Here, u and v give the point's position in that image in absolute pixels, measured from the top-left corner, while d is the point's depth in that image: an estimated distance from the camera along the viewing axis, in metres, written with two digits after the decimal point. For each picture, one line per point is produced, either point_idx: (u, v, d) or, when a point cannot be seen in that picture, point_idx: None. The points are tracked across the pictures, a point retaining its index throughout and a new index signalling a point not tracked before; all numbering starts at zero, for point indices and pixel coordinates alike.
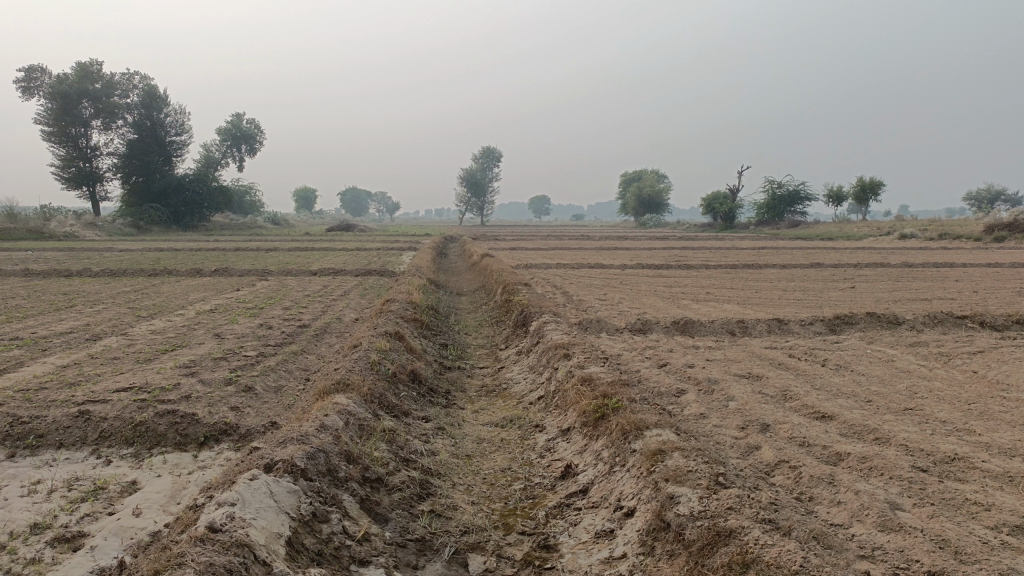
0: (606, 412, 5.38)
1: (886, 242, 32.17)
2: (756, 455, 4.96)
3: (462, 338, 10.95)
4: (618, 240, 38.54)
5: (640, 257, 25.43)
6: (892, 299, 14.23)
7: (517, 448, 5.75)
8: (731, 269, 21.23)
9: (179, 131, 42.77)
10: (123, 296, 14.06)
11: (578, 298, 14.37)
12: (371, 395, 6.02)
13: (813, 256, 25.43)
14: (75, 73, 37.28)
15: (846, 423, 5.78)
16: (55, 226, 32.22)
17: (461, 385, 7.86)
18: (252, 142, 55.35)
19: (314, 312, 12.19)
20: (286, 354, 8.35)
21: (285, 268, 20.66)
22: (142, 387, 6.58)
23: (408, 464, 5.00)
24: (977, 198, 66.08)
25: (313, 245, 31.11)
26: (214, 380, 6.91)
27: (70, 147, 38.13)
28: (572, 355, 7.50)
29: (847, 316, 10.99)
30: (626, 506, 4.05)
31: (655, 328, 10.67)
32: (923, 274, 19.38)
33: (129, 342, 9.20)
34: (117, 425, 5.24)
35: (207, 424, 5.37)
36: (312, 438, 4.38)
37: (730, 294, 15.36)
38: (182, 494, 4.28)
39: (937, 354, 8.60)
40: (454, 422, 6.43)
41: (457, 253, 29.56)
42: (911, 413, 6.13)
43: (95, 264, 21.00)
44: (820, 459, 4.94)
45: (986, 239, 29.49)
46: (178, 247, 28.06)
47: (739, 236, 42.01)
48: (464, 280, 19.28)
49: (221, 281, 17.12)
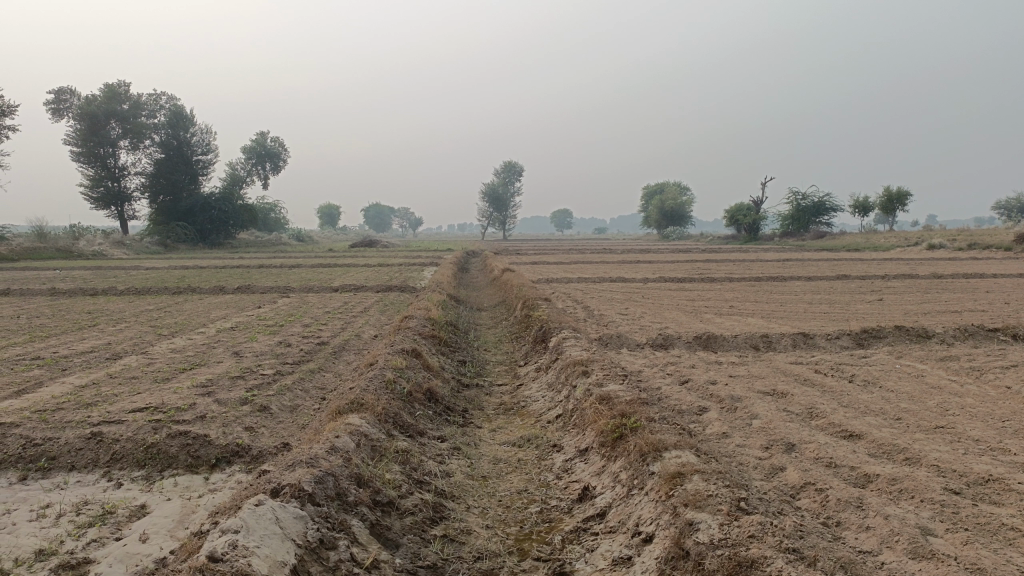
0: (624, 432, 5.24)
1: (914, 252, 31.64)
2: (780, 477, 4.80)
3: (481, 354, 10.85)
4: (641, 253, 38.31)
5: (662, 271, 25.19)
6: (921, 312, 13.91)
7: (534, 468, 5.62)
8: (754, 282, 20.94)
9: (205, 150, 43.32)
10: (145, 315, 14.14)
11: (599, 312, 14.23)
12: (386, 414, 5.94)
13: (839, 268, 25.04)
14: (104, 95, 37.91)
15: (874, 441, 5.59)
16: (84, 245, 32.70)
17: (479, 403, 7.76)
18: (276, 161, 55.94)
19: (333, 329, 12.17)
20: (303, 373, 8.29)
21: (307, 285, 20.73)
22: (157, 407, 6.55)
23: (421, 486, 4.89)
24: (1008, 207, 64.98)
25: (336, 262, 31.26)
26: (229, 399, 6.86)
27: (99, 167, 38.76)
28: (591, 372, 7.36)
29: (874, 330, 10.74)
30: (644, 532, 3.91)
31: (677, 343, 10.49)
32: (952, 285, 18.98)
33: (148, 361, 9.20)
34: (128, 446, 5.20)
35: (219, 445, 5.31)
36: (321, 461, 4.29)
37: (754, 308, 15.13)
38: (191, 519, 4.21)
39: (969, 369, 8.33)
40: (470, 441, 6.32)
41: (479, 267, 29.52)
42: (943, 431, 5.90)
43: (120, 282, 21.22)
44: (848, 481, 4.76)
45: (1016, 249, 28.91)
46: (203, 265, 28.35)
47: (762, 248, 41.59)
48: (485, 295, 19.22)
49: (243, 299, 17.21)
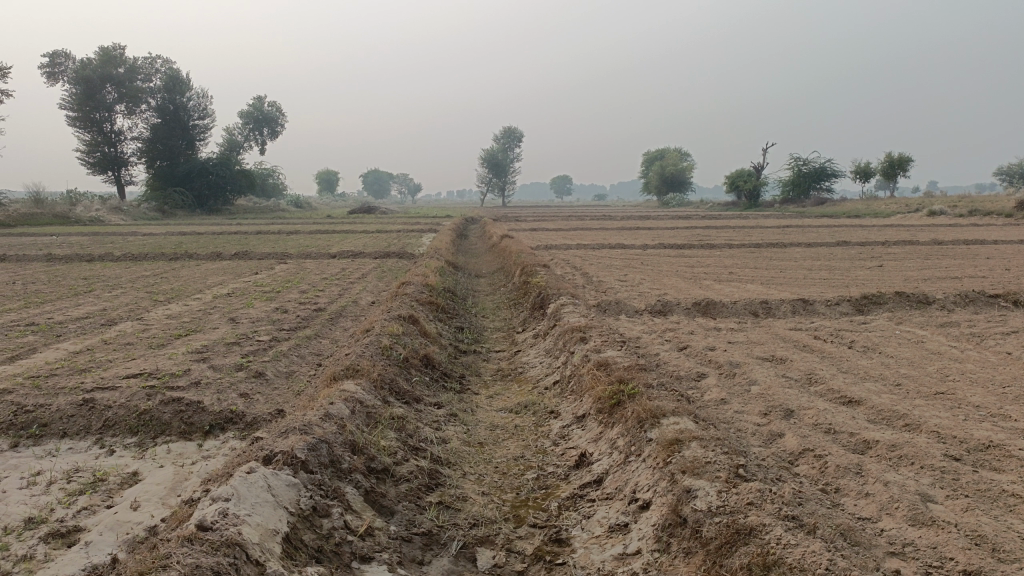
0: (622, 399, 5.18)
1: (915, 219, 31.47)
2: (779, 443, 4.75)
3: (479, 321, 10.79)
4: (641, 220, 38.11)
5: (662, 237, 25.07)
6: (921, 278, 13.83)
7: (530, 435, 5.58)
8: (754, 248, 20.82)
9: (201, 115, 42.85)
10: (142, 281, 14.04)
11: (597, 279, 14.14)
12: (382, 381, 5.88)
13: (839, 234, 24.91)
14: (99, 59, 37.36)
15: (873, 407, 5.55)
16: (82, 211, 32.48)
17: (476, 369, 7.71)
18: (274, 126, 55.35)
19: (330, 296, 12.09)
20: (299, 339, 8.23)
21: (304, 251, 20.61)
22: (151, 374, 6.50)
23: (416, 452, 4.85)
24: (1009, 172, 64.65)
25: (334, 228, 31.05)
26: (224, 366, 6.81)
27: (95, 132, 38.36)
28: (588, 338, 7.29)
29: (874, 296, 10.67)
30: (641, 499, 3.87)
31: (676, 309, 10.42)
32: (952, 252, 18.89)
33: (143, 327, 9.13)
34: (121, 413, 5.15)
35: (212, 412, 5.25)
36: (314, 428, 4.22)
37: (754, 274, 15.03)
38: (184, 486, 4.17)
39: (969, 335, 8.28)
40: (467, 408, 6.29)
41: (478, 234, 29.36)
42: (942, 397, 5.86)
43: (118, 248, 21.08)
44: (847, 447, 4.72)
45: (1017, 215, 28.74)
46: (201, 231, 28.18)
47: (762, 215, 41.36)
48: (483, 262, 19.11)
49: (241, 265, 17.11)
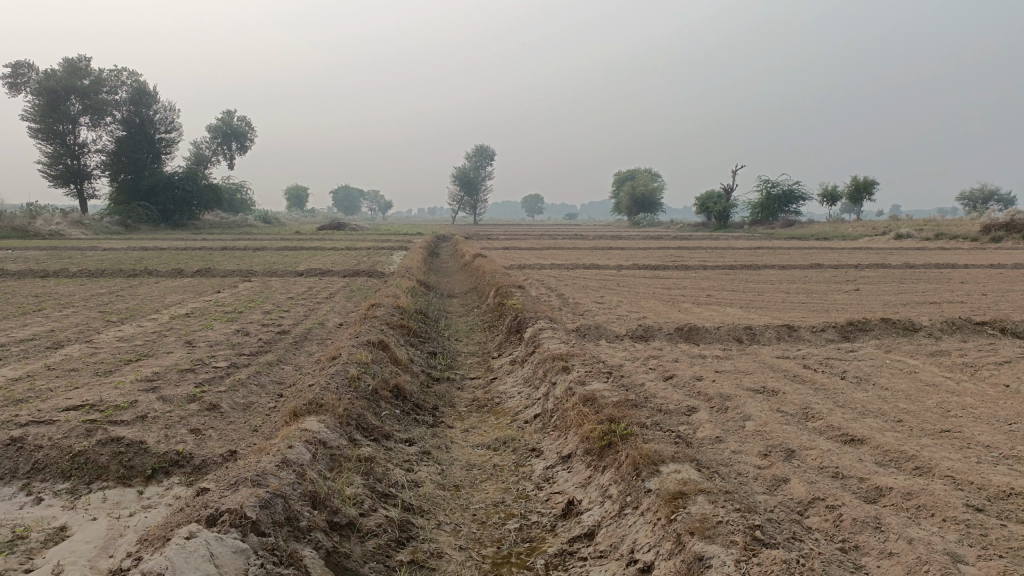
0: (613, 440, 4.73)
1: (882, 242, 31.78)
2: (785, 490, 4.35)
3: (452, 345, 10.28)
4: (612, 240, 37.97)
5: (636, 258, 24.85)
6: (900, 303, 13.66)
7: (510, 476, 5.10)
8: (729, 270, 20.62)
9: (168, 128, 41.95)
10: (96, 299, 13.32)
11: (574, 301, 13.77)
12: (348, 417, 5.37)
13: (810, 256, 24.85)
14: (63, 70, 36.48)
15: (879, 448, 5.17)
16: (41, 225, 31.38)
17: (450, 400, 7.22)
18: (243, 140, 54.45)
19: (295, 317, 11.50)
20: (260, 365, 7.66)
21: (270, 268, 19.95)
22: (94, 406, 5.90)
23: (386, 500, 4.35)
24: (971, 197, 65.99)
25: (303, 244, 30.47)
26: (175, 397, 6.22)
27: (58, 144, 37.24)
28: (571, 368, 6.86)
29: (861, 322, 10.37)
30: (642, 561, 3.41)
31: (658, 335, 10.03)
32: (926, 275, 18.89)
33: (92, 351, 8.48)
34: (52, 455, 4.58)
35: (156, 453, 4.71)
36: (269, 479, 3.70)
37: (732, 297, 14.77)
38: (117, 545, 3.63)
39: (962, 365, 7.98)
40: (441, 444, 5.79)
41: (450, 252, 28.89)
42: (949, 436, 5.50)
43: (75, 264, 20.22)
44: (858, 495, 4.33)
45: (982, 240, 29.13)
46: (164, 246, 27.31)
47: (732, 236, 41.47)
48: (455, 281, 18.63)
49: (202, 283, 16.41)
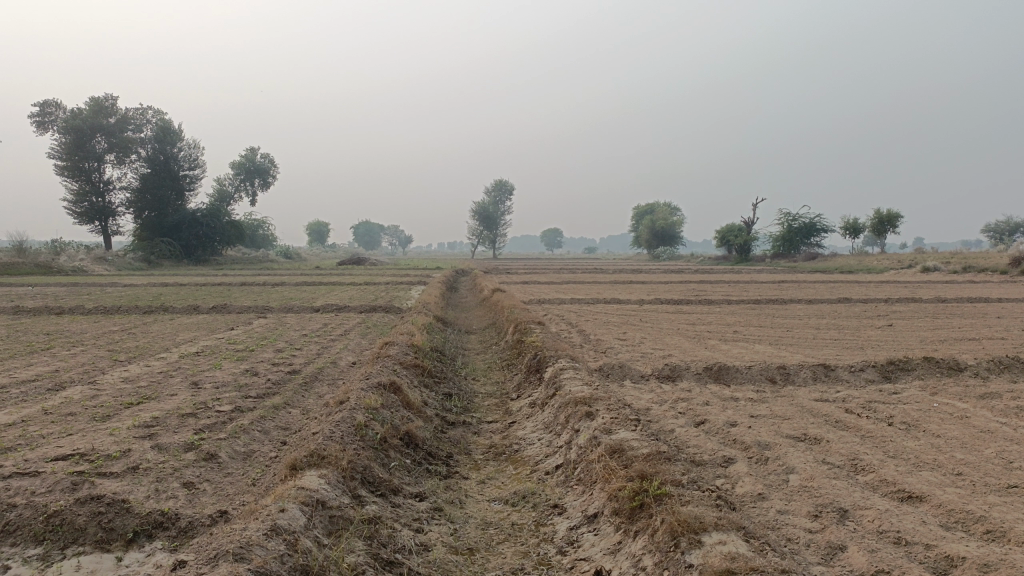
0: (646, 500, 4.24)
1: (909, 275, 31.07)
2: (843, 561, 3.83)
3: (469, 385, 9.80)
4: (633, 273, 37.42)
5: (657, 292, 24.34)
6: (936, 339, 13.04)
7: (530, 538, 4.61)
8: (755, 305, 20.06)
9: (191, 165, 42.39)
10: (107, 337, 13.00)
11: (596, 337, 13.28)
12: (352, 471, 4.93)
13: (836, 290, 24.18)
14: (90, 108, 36.99)
15: (941, 507, 4.63)
16: (65, 261, 31.44)
17: (465, 447, 6.74)
18: (265, 177, 54.86)
19: (307, 356, 11.10)
20: (265, 410, 7.23)
21: (287, 304, 19.66)
22: (84, 455, 5.47)
23: (391, 569, 3.86)
24: (997, 230, 64.87)
25: (322, 280, 30.27)
26: (171, 445, 5.80)
27: (84, 182, 37.56)
28: (595, 414, 6.37)
29: (901, 361, 9.78)
30: None
31: (686, 375, 9.50)
32: (960, 310, 18.24)
33: (93, 394, 8.08)
34: (25, 515, 4.16)
35: (139, 514, 4.29)
36: (254, 554, 3.27)
37: (759, 333, 14.24)
38: None
39: (1017, 409, 7.38)
40: (455, 498, 5.31)
41: (468, 287, 28.53)
42: (1019, 493, 4.92)
43: (92, 300, 20.03)
44: (926, 567, 3.79)
45: (1012, 272, 28.38)
46: (183, 282, 27.19)
47: (753, 269, 40.78)
48: (474, 317, 18.24)
49: (216, 320, 16.10)
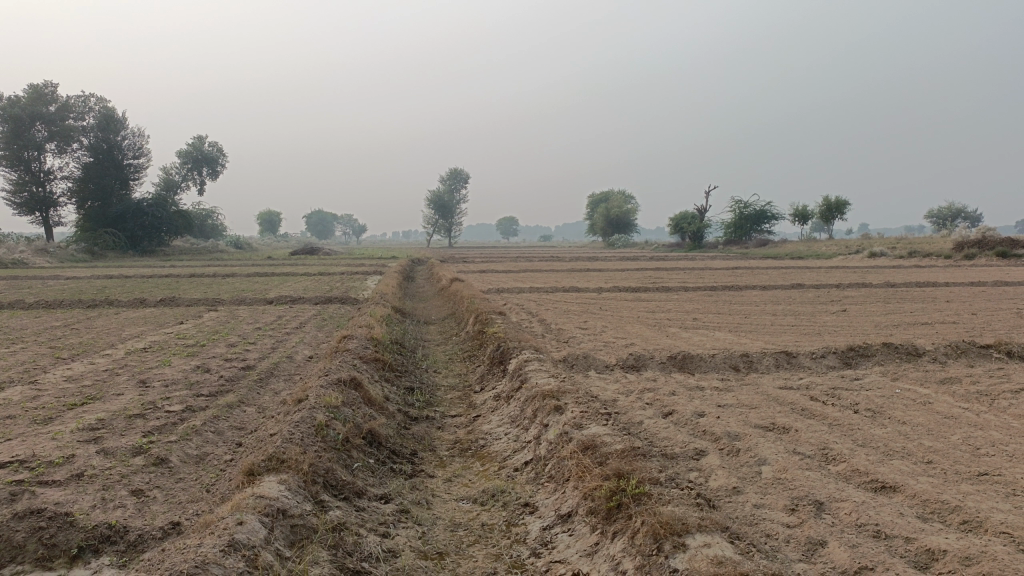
0: (624, 500, 4.10)
1: (858, 260, 31.72)
2: (824, 557, 3.76)
3: (431, 378, 9.58)
4: (589, 261, 37.51)
5: (615, 280, 24.35)
6: (891, 324, 13.22)
7: (502, 539, 4.43)
8: (711, 292, 20.17)
9: (136, 154, 41.09)
10: (48, 334, 12.41)
11: (558, 327, 13.14)
12: (313, 475, 4.69)
13: (790, 276, 24.52)
14: (27, 95, 35.53)
15: (916, 497, 4.58)
16: (3, 254, 30.14)
17: (429, 443, 6.53)
18: (213, 166, 53.45)
19: (261, 350, 10.73)
20: (218, 409, 6.90)
21: (239, 296, 19.11)
22: (23, 461, 5.11)
23: None
24: (939, 215, 66.73)
25: (274, 270, 29.55)
26: (117, 450, 5.46)
27: (23, 171, 36.09)
28: (564, 409, 6.22)
29: (862, 347, 9.84)
30: None
31: (650, 364, 9.41)
32: (910, 294, 18.61)
33: (32, 394, 7.62)
34: None
35: (83, 528, 3.99)
36: None
37: (719, 320, 14.29)
38: None
39: (978, 394, 7.44)
40: (421, 499, 5.11)
41: (425, 277, 28.19)
42: (990, 480, 4.92)
43: (33, 294, 19.18)
44: (908, 561, 3.72)
45: (957, 256, 29.15)
46: (129, 274, 26.26)
47: (707, 256, 41.24)
48: (432, 307, 17.97)
49: (164, 314, 15.52)
